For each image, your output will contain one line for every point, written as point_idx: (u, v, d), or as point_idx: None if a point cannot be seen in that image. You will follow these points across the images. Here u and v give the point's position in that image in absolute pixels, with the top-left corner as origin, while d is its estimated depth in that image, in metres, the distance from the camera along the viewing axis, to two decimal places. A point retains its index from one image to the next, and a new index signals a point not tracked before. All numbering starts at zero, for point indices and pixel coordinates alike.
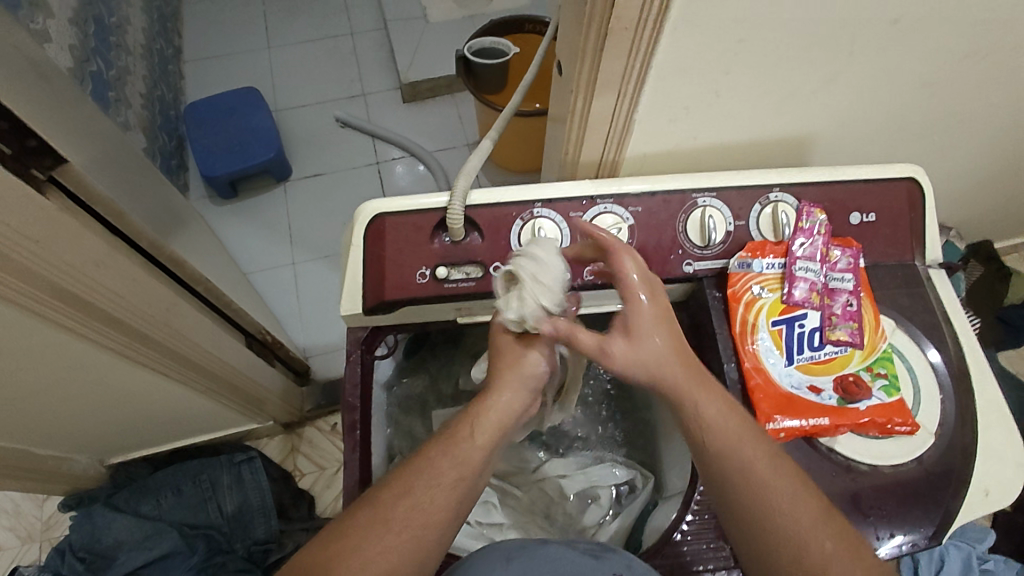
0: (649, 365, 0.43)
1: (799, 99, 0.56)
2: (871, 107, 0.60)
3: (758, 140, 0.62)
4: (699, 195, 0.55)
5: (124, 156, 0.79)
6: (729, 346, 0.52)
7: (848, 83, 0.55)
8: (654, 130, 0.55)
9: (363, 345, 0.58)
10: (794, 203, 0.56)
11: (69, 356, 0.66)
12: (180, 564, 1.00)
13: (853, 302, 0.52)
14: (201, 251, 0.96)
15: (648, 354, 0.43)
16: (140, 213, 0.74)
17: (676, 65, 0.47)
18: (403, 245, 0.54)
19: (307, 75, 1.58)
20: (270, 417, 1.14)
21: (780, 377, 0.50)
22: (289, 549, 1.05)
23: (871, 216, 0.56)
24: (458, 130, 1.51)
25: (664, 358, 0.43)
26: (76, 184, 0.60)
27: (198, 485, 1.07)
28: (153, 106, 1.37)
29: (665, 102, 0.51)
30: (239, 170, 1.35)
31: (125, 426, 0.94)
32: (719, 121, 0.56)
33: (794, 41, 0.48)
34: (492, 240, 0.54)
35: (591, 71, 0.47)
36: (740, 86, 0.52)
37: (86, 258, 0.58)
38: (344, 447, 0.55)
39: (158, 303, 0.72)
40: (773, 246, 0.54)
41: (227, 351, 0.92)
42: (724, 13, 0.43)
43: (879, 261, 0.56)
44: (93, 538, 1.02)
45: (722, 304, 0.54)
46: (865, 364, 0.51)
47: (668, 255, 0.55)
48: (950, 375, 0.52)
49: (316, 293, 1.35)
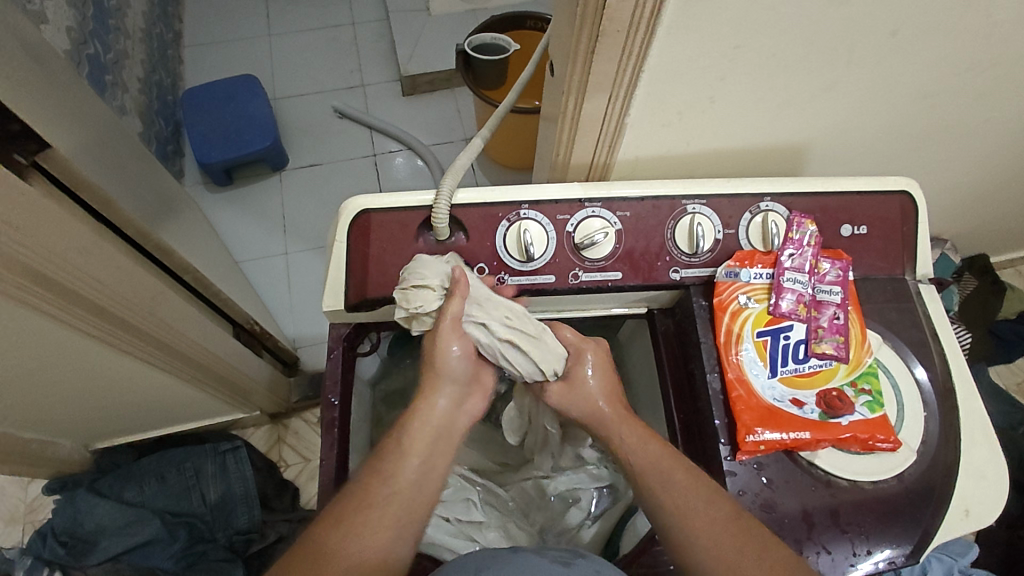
0: (581, 404, 0.52)
1: (795, 108, 0.55)
2: (867, 118, 0.59)
3: (752, 148, 0.61)
4: (689, 201, 0.55)
5: (116, 142, 0.78)
6: (713, 356, 0.51)
7: (845, 93, 0.54)
8: (647, 134, 0.55)
9: (345, 342, 0.58)
10: (784, 213, 0.55)
11: (53, 343, 0.65)
12: (161, 552, 1.00)
13: (839, 315, 0.51)
14: (191, 239, 0.95)
15: (583, 394, 0.51)
16: (128, 199, 0.73)
17: (670, 69, 0.47)
18: (388, 242, 0.53)
19: (307, 65, 1.57)
20: (256, 407, 1.13)
21: (763, 389, 0.50)
22: (271, 540, 1.06)
23: (863, 228, 0.55)
24: (456, 125, 1.50)
25: (594, 398, 0.51)
26: (60, 168, 0.58)
27: (182, 473, 1.07)
28: (150, 90, 1.36)
29: (658, 106, 0.51)
30: (234, 158, 1.34)
31: (109, 412, 0.93)
32: (713, 127, 0.56)
33: (791, 49, 0.47)
34: (478, 240, 0.53)
35: (582, 72, 0.47)
36: (735, 93, 0.51)
37: (70, 245, 0.58)
38: (322, 445, 0.55)
39: (145, 293, 0.72)
40: (761, 256, 0.53)
41: (214, 341, 0.92)
42: (718, 18, 0.43)
43: (868, 274, 0.55)
44: (75, 523, 1.01)
45: (708, 312, 0.53)
46: (849, 379, 0.50)
47: (656, 261, 0.54)
48: (933, 391, 0.52)
49: (307, 284, 1.34)
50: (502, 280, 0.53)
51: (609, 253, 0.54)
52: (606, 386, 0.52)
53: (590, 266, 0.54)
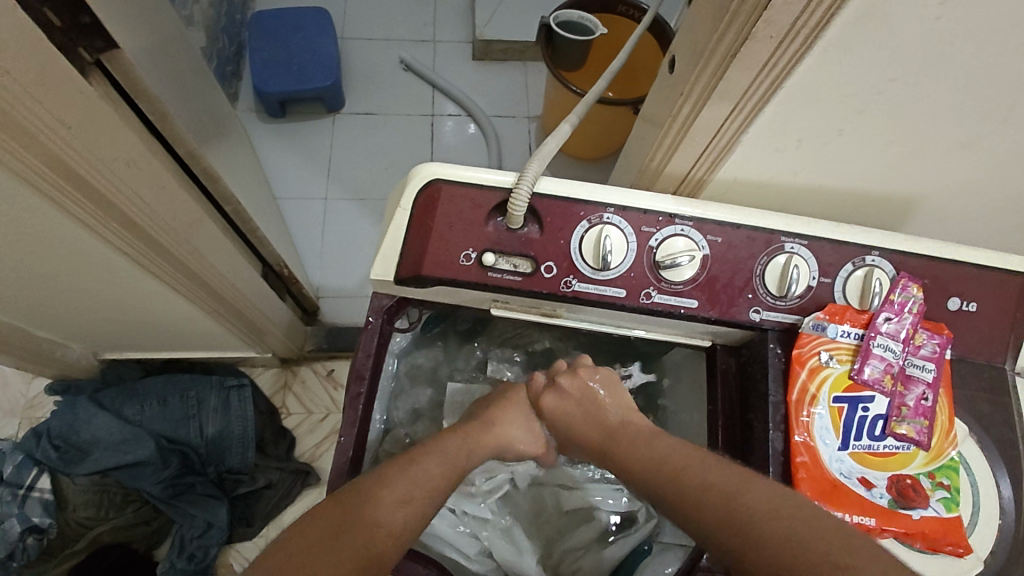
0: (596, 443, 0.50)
1: (927, 159, 0.49)
2: (1002, 187, 0.53)
3: (863, 195, 0.55)
4: (788, 239, 0.49)
5: (182, 50, 0.73)
6: (780, 412, 0.47)
7: (987, 153, 0.48)
8: (757, 157, 0.49)
9: (385, 315, 0.54)
10: (889, 271, 0.49)
11: (86, 253, 0.63)
12: (150, 475, 0.99)
13: (928, 396, 0.46)
14: (235, 166, 0.91)
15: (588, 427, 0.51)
16: (186, 115, 0.69)
17: (809, 92, 0.41)
18: (454, 219, 0.49)
19: (381, 8, 1.50)
20: (268, 349, 1.11)
21: (830, 460, 0.45)
22: (259, 485, 1.05)
23: (971, 305, 0.50)
24: (520, 101, 1.44)
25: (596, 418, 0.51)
26: (123, 73, 0.54)
27: (184, 401, 1.05)
28: (221, 5, 1.31)
29: (781, 129, 0.45)
30: (293, 92, 1.30)
31: (119, 326, 0.90)
32: (828, 163, 0.50)
33: (951, 90, 0.42)
34: (551, 236, 0.49)
35: (712, 76, 0.41)
36: (871, 130, 0.45)
37: (118, 153, 0.54)
38: (343, 421, 0.52)
39: (184, 219, 0.69)
40: (854, 314, 0.48)
41: (240, 276, 0.89)
42: (885, 41, 0.37)
43: (967, 355, 0.49)
44: (72, 429, 0.99)
45: (783, 363, 0.48)
46: (927, 469, 0.46)
47: (737, 296, 0.49)
48: (1015, 504, 0.46)
49: (340, 233, 1.31)
50: (569, 285, 0.49)
51: (689, 279, 0.49)
52: (568, 408, 0.52)
53: (665, 288, 0.49)
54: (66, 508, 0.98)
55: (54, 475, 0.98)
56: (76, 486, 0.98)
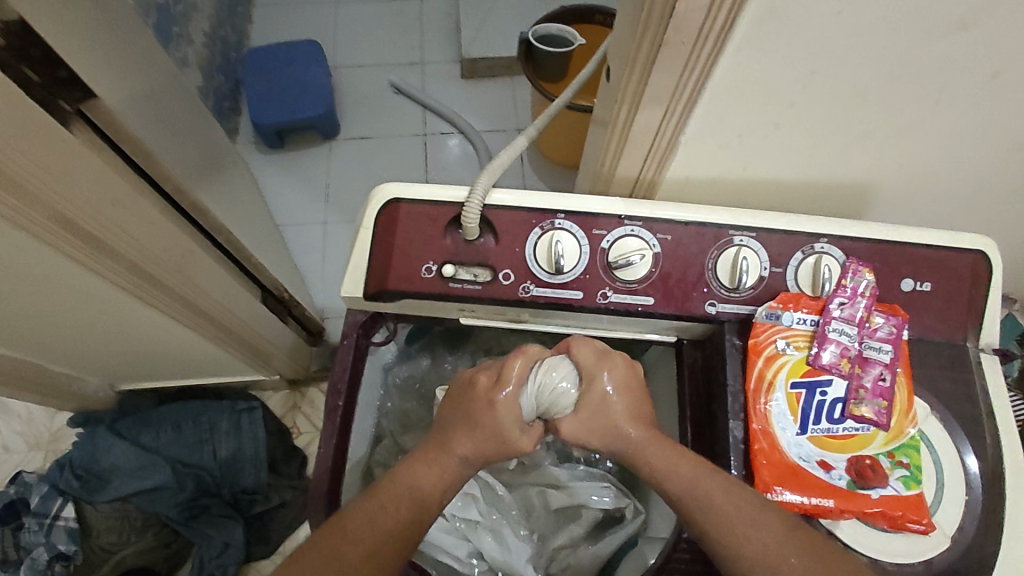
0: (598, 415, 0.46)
1: (869, 145, 0.50)
2: (953, 166, 0.53)
3: (818, 184, 0.56)
4: (737, 233, 0.51)
5: (173, 91, 0.78)
6: (739, 401, 0.48)
7: (928, 135, 0.49)
8: (701, 155, 0.51)
9: (360, 329, 0.56)
10: (839, 257, 0.51)
11: (84, 290, 0.66)
12: (168, 499, 1.03)
13: (885, 377, 0.47)
14: (234, 198, 0.95)
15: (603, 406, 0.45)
16: (176, 153, 0.73)
17: (733, 90, 0.43)
18: (414, 234, 0.51)
19: (369, 36, 1.56)
20: (275, 371, 1.14)
21: (789, 445, 0.46)
22: (275, 503, 1.09)
23: (925, 285, 0.51)
24: (509, 114, 1.47)
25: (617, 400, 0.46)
26: (104, 119, 0.58)
27: (197, 426, 1.09)
28: (215, 46, 1.38)
29: (717, 127, 0.47)
30: (287, 122, 1.35)
31: (129, 357, 0.95)
32: (773, 156, 0.51)
33: (875, 78, 0.43)
34: (507, 245, 0.51)
35: (638, 81, 0.44)
36: (806, 121, 0.47)
37: (104, 195, 0.58)
38: (323, 432, 0.54)
39: (176, 251, 0.73)
40: (808, 300, 0.49)
41: (239, 303, 0.92)
42: (797, 38, 0.39)
43: (925, 335, 0.50)
44: (92, 459, 1.04)
45: (741, 352, 0.49)
46: (887, 449, 0.46)
47: (692, 291, 0.51)
48: (981, 478, 0.47)
49: (340, 254, 1.35)
50: (526, 290, 0.51)
51: (643, 277, 0.51)
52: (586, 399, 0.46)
53: (620, 287, 0.51)
54: (91, 535, 1.02)
55: (77, 503, 1.02)
56: (98, 512, 1.02)
